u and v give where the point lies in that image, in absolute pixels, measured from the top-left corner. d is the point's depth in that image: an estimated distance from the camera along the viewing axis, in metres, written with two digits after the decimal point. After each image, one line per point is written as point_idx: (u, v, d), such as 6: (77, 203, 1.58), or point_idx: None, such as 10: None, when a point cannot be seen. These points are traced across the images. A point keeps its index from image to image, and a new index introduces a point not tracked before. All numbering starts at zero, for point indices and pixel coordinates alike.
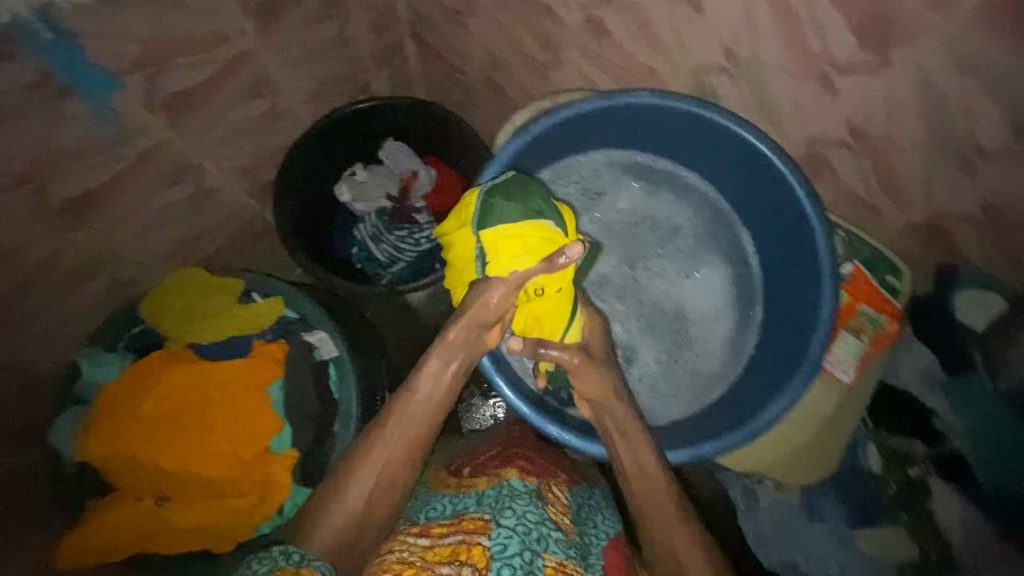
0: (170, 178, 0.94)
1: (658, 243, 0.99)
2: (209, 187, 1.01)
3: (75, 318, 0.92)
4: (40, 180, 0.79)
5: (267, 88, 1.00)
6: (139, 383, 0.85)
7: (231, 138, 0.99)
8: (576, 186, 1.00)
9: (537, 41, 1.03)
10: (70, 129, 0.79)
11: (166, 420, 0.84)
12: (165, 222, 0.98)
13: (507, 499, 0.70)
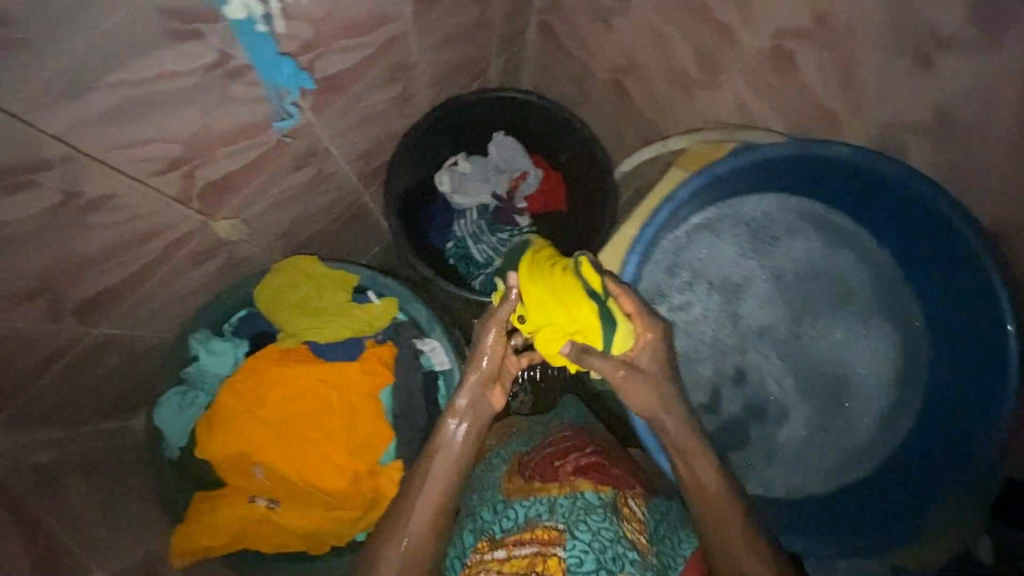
0: (300, 161, 0.86)
1: (827, 305, 0.84)
2: (330, 169, 0.95)
3: (185, 297, 0.86)
4: (192, 165, 0.67)
5: (404, 73, 0.93)
6: (254, 381, 0.82)
7: (363, 121, 0.94)
8: (745, 229, 0.85)
9: (698, 59, 0.96)
10: (232, 113, 0.66)
11: (280, 430, 0.81)
12: (281, 206, 0.91)
13: (582, 514, 0.69)
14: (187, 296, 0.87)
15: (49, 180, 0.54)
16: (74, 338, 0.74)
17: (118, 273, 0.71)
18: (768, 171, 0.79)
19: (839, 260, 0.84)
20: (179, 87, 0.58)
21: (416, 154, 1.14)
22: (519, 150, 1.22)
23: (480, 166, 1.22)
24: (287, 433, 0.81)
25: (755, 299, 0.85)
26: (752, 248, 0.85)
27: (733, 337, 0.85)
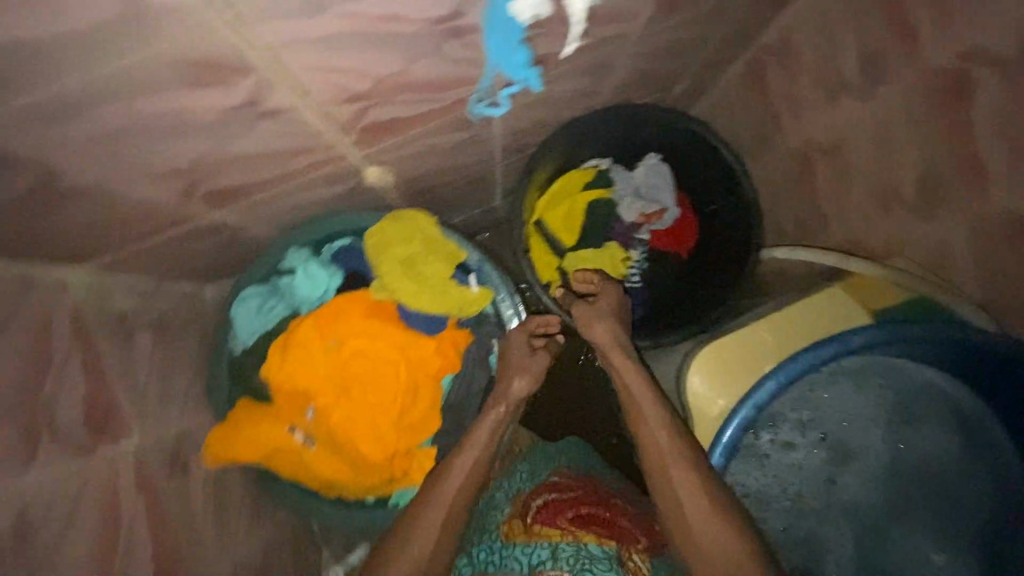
0: (462, 124, 0.80)
1: (930, 518, 0.74)
2: (483, 136, 0.89)
3: (299, 209, 0.84)
4: (370, 102, 0.62)
5: (601, 70, 0.84)
6: (337, 319, 0.83)
7: (538, 102, 0.86)
8: (885, 397, 0.75)
9: (918, 181, 0.83)
10: (430, 65, 0.60)
11: (347, 386, 0.82)
12: (424, 157, 0.86)
13: (585, 565, 0.75)
14: (304, 209, 0.85)
15: (241, 84, 0.49)
16: (191, 217, 0.72)
17: (259, 174, 0.68)
18: (950, 355, 0.69)
19: (977, 479, 0.72)
20: (403, 30, 0.52)
21: (565, 146, 1.06)
22: (670, 182, 1.12)
23: (620, 181, 1.14)
24: (357, 390, 0.82)
25: (861, 470, 0.77)
26: (885, 420, 0.76)
27: (820, 499, 0.77)
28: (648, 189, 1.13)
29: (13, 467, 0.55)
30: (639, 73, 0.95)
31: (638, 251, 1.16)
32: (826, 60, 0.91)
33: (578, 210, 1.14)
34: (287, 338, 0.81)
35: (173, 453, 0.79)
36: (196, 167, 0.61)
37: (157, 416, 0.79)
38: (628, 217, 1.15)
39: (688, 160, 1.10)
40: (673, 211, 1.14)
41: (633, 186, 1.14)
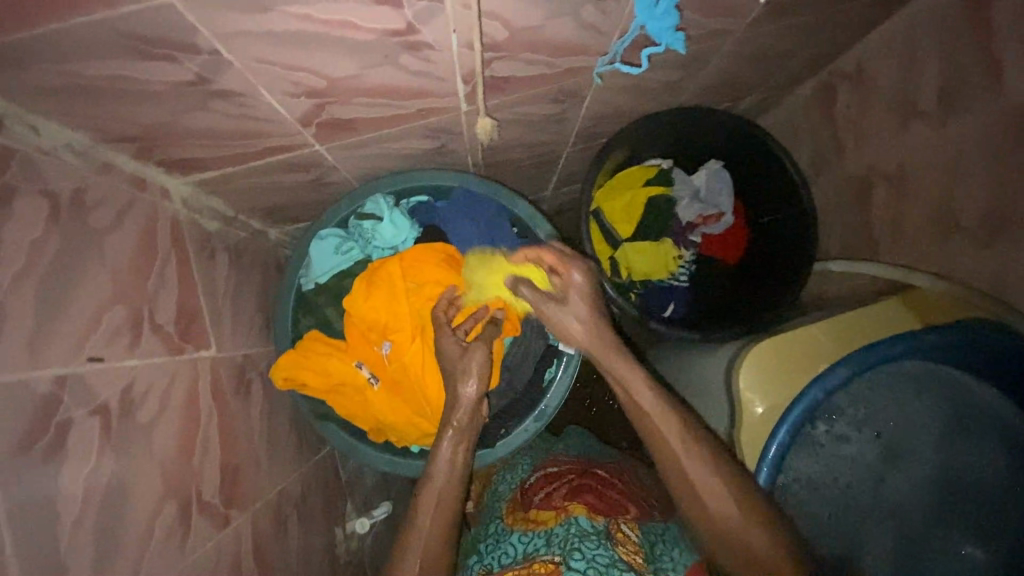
0: (559, 97, 0.84)
1: (980, 537, 0.76)
2: (568, 115, 0.92)
3: (389, 157, 0.86)
4: (499, 54, 0.65)
5: (695, 65, 0.88)
6: (416, 269, 0.88)
7: (629, 88, 0.90)
8: (944, 410, 0.79)
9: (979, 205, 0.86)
10: (563, 26, 0.64)
11: (422, 326, 0.88)
12: (514, 126, 0.89)
13: (574, 541, 0.78)
14: (394, 160, 0.88)
15: (411, 6, 0.51)
16: (297, 145, 0.74)
17: (374, 111, 0.71)
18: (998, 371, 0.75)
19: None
20: None
21: (638, 139, 1.06)
22: (729, 189, 1.16)
23: (681, 183, 1.18)
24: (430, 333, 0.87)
25: (914, 477, 0.80)
26: (943, 431, 0.79)
27: (868, 498, 0.82)
28: (708, 193, 1.16)
29: (113, 354, 0.56)
30: (722, 77, 0.99)
31: (689, 253, 1.22)
32: (907, 88, 0.95)
33: (638, 204, 1.18)
34: (369, 280, 0.86)
35: (239, 373, 0.80)
36: (330, 91, 0.63)
37: (228, 336, 0.80)
38: (685, 217, 1.20)
39: (749, 170, 1.14)
40: (727, 219, 1.19)
41: (693, 189, 1.18)
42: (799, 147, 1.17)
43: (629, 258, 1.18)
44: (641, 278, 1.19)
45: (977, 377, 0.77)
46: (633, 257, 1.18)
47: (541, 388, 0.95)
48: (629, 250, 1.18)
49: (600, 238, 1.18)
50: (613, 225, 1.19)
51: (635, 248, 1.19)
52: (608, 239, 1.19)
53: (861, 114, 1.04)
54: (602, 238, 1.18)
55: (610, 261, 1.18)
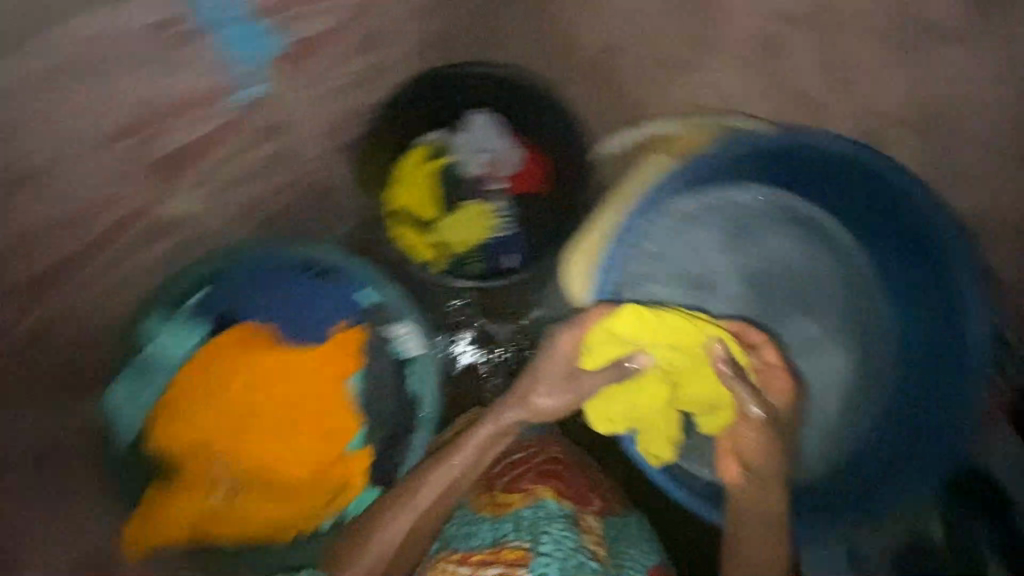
0: (261, 136, 1.13)
1: (790, 291, 1.12)
2: (293, 158, 1.16)
3: (160, 264, 1.10)
4: (145, 132, 1.06)
5: (298, 82, 1.13)
6: (224, 377, 1.06)
7: (336, 121, 1.17)
8: (722, 219, 1.11)
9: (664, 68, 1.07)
10: (179, 79, 1.06)
11: (279, 406, 1.06)
12: (253, 188, 1.14)
13: (543, 525, 0.85)
14: (158, 268, 1.10)
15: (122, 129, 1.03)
16: (30, 279, 1.00)
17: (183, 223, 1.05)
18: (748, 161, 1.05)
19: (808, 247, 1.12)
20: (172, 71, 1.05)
21: (378, 130, 1.19)
22: (495, 126, 1.20)
23: (453, 140, 1.19)
24: (294, 408, 1.06)
25: (728, 283, 1.12)
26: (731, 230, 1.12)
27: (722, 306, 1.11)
28: (474, 139, 1.20)
29: None
30: (385, 82, 1.18)
31: (498, 200, 1.20)
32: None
33: (423, 174, 1.18)
34: (161, 409, 1.04)
35: (73, 525, 0.89)
36: (81, 254, 1.05)
37: (50, 491, 0.90)
38: (472, 169, 1.20)
39: (499, 107, 1.21)
40: (512, 151, 1.21)
41: (466, 144, 1.19)
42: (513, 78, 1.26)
43: (436, 236, 1.17)
44: (466, 245, 1.17)
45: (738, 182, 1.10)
46: (448, 234, 1.17)
47: (412, 401, 1.12)
48: (437, 228, 1.17)
49: (403, 228, 1.16)
50: (410, 208, 1.17)
51: (440, 223, 1.17)
52: (411, 225, 1.17)
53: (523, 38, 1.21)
54: (404, 228, 1.16)
55: (433, 249, 1.17)
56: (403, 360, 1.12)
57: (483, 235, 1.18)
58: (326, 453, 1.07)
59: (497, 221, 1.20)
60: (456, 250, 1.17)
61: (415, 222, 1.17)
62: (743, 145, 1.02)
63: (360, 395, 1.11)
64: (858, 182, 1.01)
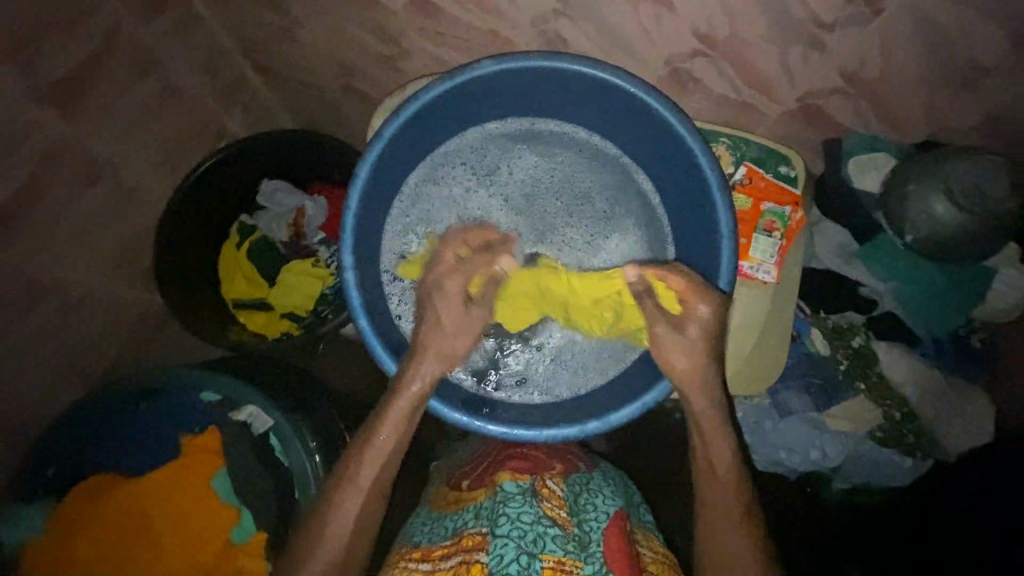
0: (61, 260, 0.94)
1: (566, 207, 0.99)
2: (88, 262, 1.00)
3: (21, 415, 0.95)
4: None
5: (102, 169, 0.98)
6: (69, 526, 0.88)
7: (122, 202, 1.04)
8: (465, 168, 0.98)
9: (373, 34, 1.04)
10: None
11: (158, 541, 0.89)
12: (64, 318, 0.98)
13: (500, 506, 0.74)
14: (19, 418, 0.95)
15: None
16: None
17: None
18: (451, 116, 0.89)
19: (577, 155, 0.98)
20: None
21: (178, 222, 1.11)
22: (290, 190, 1.22)
23: (262, 218, 1.22)
24: (189, 528, 0.90)
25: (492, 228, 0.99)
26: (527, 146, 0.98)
27: None
28: (279, 202, 1.21)
29: None
30: (167, 152, 1.10)
31: (325, 251, 1.23)
32: (353, 66, 1.12)
33: (245, 261, 1.21)
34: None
35: None
36: None
37: None
38: (284, 238, 1.23)
39: (299, 165, 1.23)
40: (318, 200, 1.24)
41: (273, 214, 1.23)
42: (309, 113, 1.27)
43: (287, 309, 1.20)
44: (310, 307, 1.19)
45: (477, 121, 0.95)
46: (289, 302, 1.19)
47: (285, 468, 0.95)
48: (283, 303, 1.19)
49: (250, 317, 1.20)
50: (244, 297, 1.21)
51: (284, 297, 1.20)
52: (256, 311, 1.20)
53: (333, 51, 1.10)
54: (249, 316, 1.20)
55: (284, 323, 1.19)
56: (262, 432, 0.96)
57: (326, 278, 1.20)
58: (194, 562, 0.89)
59: (334, 265, 1.23)
60: (303, 313, 1.20)
61: (261, 307, 1.20)
62: (479, 74, 0.81)
63: (230, 493, 0.93)
64: (679, 81, 0.90)
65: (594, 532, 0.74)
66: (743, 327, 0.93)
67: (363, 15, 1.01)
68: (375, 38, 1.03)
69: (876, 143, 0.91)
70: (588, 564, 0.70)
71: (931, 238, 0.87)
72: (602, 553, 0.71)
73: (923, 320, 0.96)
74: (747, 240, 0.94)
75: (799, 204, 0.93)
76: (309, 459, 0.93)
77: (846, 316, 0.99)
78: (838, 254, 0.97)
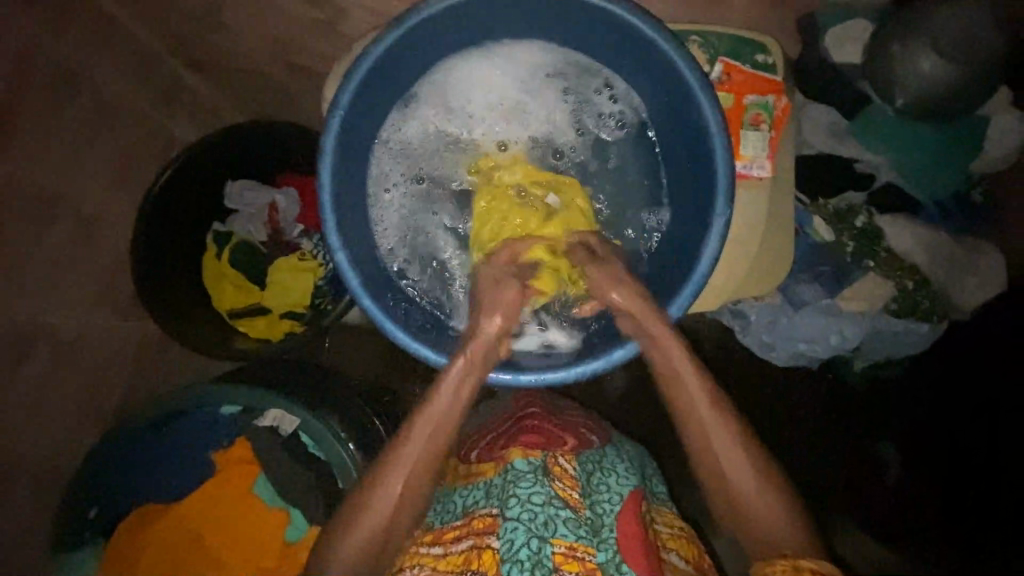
0: (36, 310, 0.90)
1: (540, 143, 0.98)
2: (65, 305, 0.95)
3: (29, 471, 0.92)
4: None
5: (56, 205, 0.92)
6: (121, 558, 0.91)
7: (84, 236, 0.98)
8: (434, 123, 0.96)
9: None
10: None
11: (214, 556, 0.91)
12: (54, 365, 0.94)
13: (511, 486, 0.72)
14: (30, 473, 0.93)
15: None
16: None
17: None
18: (408, 65, 0.85)
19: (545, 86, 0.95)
20: None
21: (147, 243, 1.05)
22: (257, 186, 1.15)
23: (236, 220, 1.15)
24: (242, 538, 0.92)
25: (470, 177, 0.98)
26: (486, 86, 0.95)
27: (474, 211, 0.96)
28: (248, 201, 1.14)
29: None
30: (118, 173, 1.03)
31: (308, 242, 1.17)
32: (288, 40, 1.04)
33: (228, 270, 1.14)
34: None
35: None
36: None
37: None
38: (264, 238, 1.16)
39: (259, 160, 1.16)
40: (288, 192, 1.16)
41: (244, 215, 1.15)
42: (258, 104, 1.19)
43: (283, 311, 1.14)
44: (306, 301, 1.14)
45: (435, 71, 0.91)
46: (280, 303, 1.14)
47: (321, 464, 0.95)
48: (275, 304, 1.14)
49: (247, 325, 1.14)
50: (234, 308, 1.14)
51: (275, 300, 1.14)
52: (250, 319, 1.14)
53: (265, 28, 1.02)
54: (245, 326, 1.14)
55: (284, 324, 1.13)
56: (291, 434, 0.95)
57: (314, 268, 1.15)
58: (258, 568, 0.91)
59: (319, 256, 1.16)
60: (301, 311, 1.14)
61: (253, 312, 1.15)
62: (432, 14, 0.78)
63: (276, 498, 0.94)
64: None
65: (608, 517, 0.72)
66: (743, 233, 0.91)
67: None
68: None
69: (850, 12, 0.90)
70: (601, 550, 0.69)
71: (921, 99, 0.85)
72: (615, 540, 0.70)
73: (923, 186, 0.95)
74: (735, 136, 0.90)
75: (782, 90, 0.89)
76: (342, 449, 0.94)
77: (844, 199, 0.97)
78: (829, 134, 0.94)
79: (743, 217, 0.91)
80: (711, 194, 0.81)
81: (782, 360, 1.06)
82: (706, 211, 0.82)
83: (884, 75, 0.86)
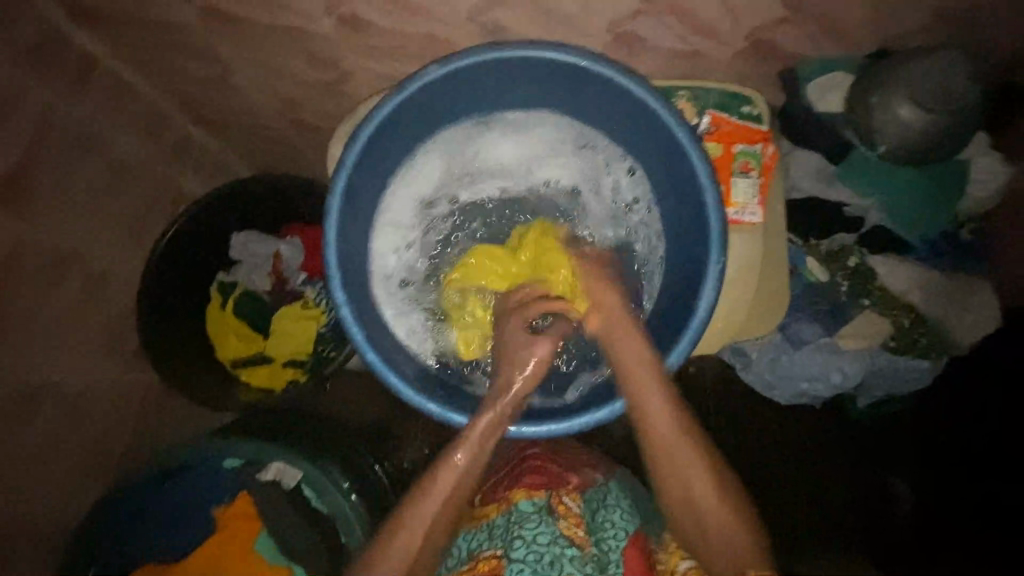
0: (40, 367, 0.91)
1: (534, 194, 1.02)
2: (73, 360, 0.97)
3: (40, 521, 0.93)
4: None
5: (66, 263, 0.94)
6: None
7: (95, 290, 1.01)
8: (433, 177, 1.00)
9: (309, 64, 1.00)
10: None
11: None
12: (63, 418, 0.95)
13: (515, 528, 0.73)
14: (38, 527, 0.93)
15: None
16: None
17: None
18: (407, 127, 0.89)
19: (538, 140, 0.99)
20: None
21: (154, 293, 1.07)
22: (261, 237, 1.16)
23: (240, 270, 1.17)
24: None
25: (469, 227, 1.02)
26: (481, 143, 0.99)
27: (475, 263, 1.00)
28: (252, 251, 1.15)
29: None
30: (128, 228, 1.06)
31: (312, 290, 1.17)
32: (294, 100, 1.08)
33: (232, 319, 1.15)
34: None
35: None
36: None
37: None
38: (268, 286, 1.17)
39: (263, 213, 1.18)
40: (290, 242, 1.17)
41: (249, 265, 1.16)
42: (263, 158, 1.23)
43: (288, 359, 1.14)
44: (309, 349, 1.14)
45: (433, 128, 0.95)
46: (281, 351, 1.14)
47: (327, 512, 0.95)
48: (279, 352, 1.14)
49: (250, 374, 1.14)
50: (237, 357, 1.14)
51: (277, 348, 1.14)
52: (252, 366, 1.14)
53: (271, 88, 1.06)
54: (247, 373, 1.14)
55: (288, 372, 1.14)
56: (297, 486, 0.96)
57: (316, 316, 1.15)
58: None
59: (322, 304, 1.17)
60: (304, 358, 1.14)
61: (256, 360, 1.14)
62: (429, 80, 0.82)
63: (280, 552, 0.92)
64: (629, 43, 0.93)
65: (613, 554, 0.72)
66: (741, 274, 0.93)
67: (296, 45, 0.97)
68: (310, 67, 1.00)
69: (831, 63, 0.94)
70: None
71: (904, 145, 0.89)
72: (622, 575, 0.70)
73: (916, 226, 0.97)
74: (728, 183, 0.93)
75: (769, 139, 0.93)
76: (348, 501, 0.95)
77: (837, 239, 0.99)
78: (818, 179, 0.98)
79: (740, 260, 0.93)
80: (706, 244, 0.83)
81: (787, 397, 1.06)
82: (701, 255, 0.84)
83: (866, 123, 0.90)
